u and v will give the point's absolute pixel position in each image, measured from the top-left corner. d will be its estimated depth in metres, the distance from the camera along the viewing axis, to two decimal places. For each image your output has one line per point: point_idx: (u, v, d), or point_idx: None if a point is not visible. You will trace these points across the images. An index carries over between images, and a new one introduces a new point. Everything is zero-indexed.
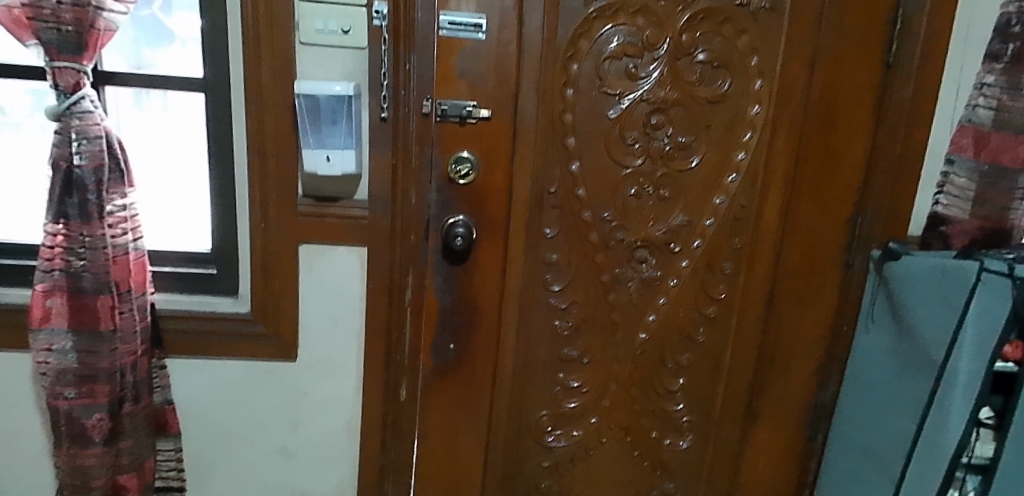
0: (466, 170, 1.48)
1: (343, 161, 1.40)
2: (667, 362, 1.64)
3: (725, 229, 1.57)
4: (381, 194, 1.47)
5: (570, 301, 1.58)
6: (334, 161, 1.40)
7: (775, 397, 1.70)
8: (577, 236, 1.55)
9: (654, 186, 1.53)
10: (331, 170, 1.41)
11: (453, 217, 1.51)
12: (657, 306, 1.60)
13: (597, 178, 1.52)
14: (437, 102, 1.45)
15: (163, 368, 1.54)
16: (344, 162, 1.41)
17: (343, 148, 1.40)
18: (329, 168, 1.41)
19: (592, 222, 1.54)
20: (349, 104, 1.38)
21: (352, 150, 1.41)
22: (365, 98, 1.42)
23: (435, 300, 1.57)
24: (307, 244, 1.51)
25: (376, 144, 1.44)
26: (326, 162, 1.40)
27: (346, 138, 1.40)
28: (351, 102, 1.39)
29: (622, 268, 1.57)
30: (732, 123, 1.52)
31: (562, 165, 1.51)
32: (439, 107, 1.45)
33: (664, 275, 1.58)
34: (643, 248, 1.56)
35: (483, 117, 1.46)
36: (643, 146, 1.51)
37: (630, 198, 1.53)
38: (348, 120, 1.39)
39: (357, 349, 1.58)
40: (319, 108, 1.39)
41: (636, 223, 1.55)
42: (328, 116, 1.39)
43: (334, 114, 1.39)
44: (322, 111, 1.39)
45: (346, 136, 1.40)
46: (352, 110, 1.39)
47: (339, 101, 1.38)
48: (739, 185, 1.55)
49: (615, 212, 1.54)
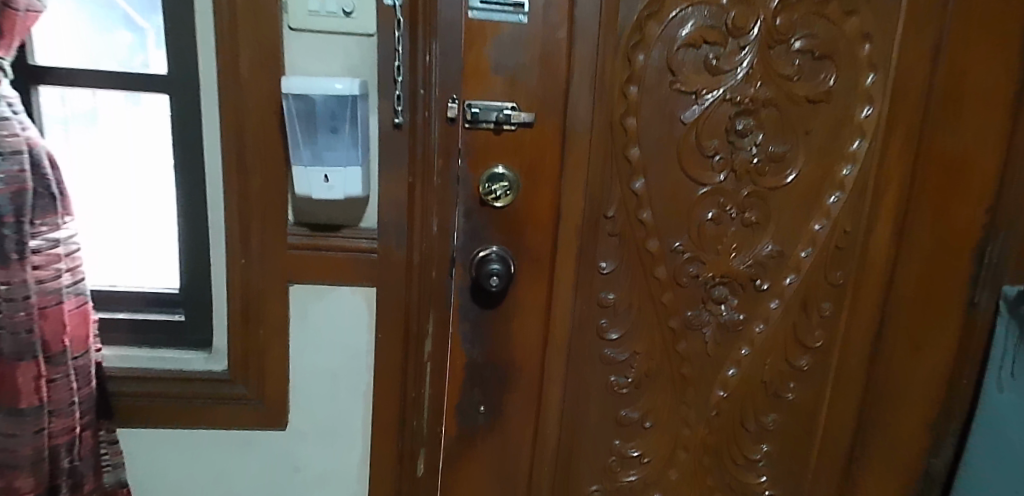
0: (502, 189, 1.16)
1: (345, 182, 1.08)
2: (748, 425, 1.32)
3: (824, 262, 1.25)
4: (393, 221, 1.15)
5: (631, 352, 1.26)
6: (335, 183, 1.08)
7: (880, 464, 1.37)
8: (640, 272, 1.22)
9: (739, 210, 1.21)
10: (332, 194, 1.09)
11: (485, 250, 1.19)
12: (738, 358, 1.28)
13: (667, 199, 1.20)
14: (466, 103, 1.13)
15: (114, 442, 1.23)
16: (349, 185, 1.08)
17: (347, 165, 1.08)
18: (328, 192, 1.08)
19: (660, 254, 1.22)
20: (353, 106, 1.06)
21: (357, 168, 1.08)
22: (374, 99, 1.10)
23: (462, 353, 1.25)
24: (301, 284, 1.19)
25: (388, 159, 1.12)
26: (324, 183, 1.08)
27: (350, 152, 1.07)
28: (355, 104, 1.07)
29: (694, 311, 1.25)
30: (835, 128, 1.20)
31: (623, 183, 1.19)
32: (467, 108, 1.13)
33: (748, 319, 1.26)
34: (724, 286, 1.24)
35: (525, 122, 1.14)
36: (726, 158, 1.19)
37: (709, 224, 1.21)
38: (353, 129, 1.07)
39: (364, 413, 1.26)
40: (315, 112, 1.06)
41: (714, 256, 1.22)
42: (325, 122, 1.06)
43: (334, 120, 1.06)
44: (319, 117, 1.06)
45: (349, 148, 1.07)
46: (357, 115, 1.07)
47: (340, 103, 1.06)
48: (842, 207, 1.23)
49: (689, 240, 1.22)
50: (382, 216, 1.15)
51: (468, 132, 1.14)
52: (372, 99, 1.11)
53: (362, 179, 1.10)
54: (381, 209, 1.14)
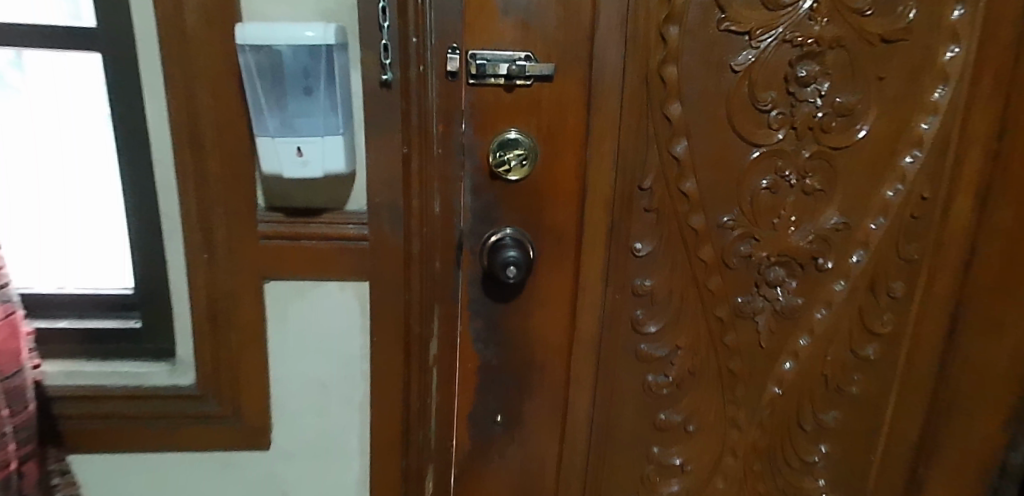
0: (517, 159, 0.95)
1: (324, 156, 0.88)
2: (805, 424, 1.14)
3: (897, 235, 1.05)
4: (388, 201, 0.95)
5: (672, 346, 1.07)
6: (309, 157, 0.87)
7: (954, 467, 1.19)
8: (682, 253, 1.03)
9: (800, 175, 1.01)
10: (307, 172, 0.88)
11: (498, 233, 0.99)
12: (796, 349, 1.09)
13: (713, 165, 1.00)
14: (470, 53, 0.92)
15: (66, 472, 1.04)
16: (327, 159, 0.88)
17: (324, 135, 0.87)
18: (303, 169, 0.88)
19: (705, 231, 1.02)
20: (328, 58, 0.85)
21: (338, 137, 0.87)
22: (354, 49, 0.89)
23: (474, 355, 1.06)
24: (276, 281, 0.99)
25: (375, 126, 0.91)
26: (297, 158, 0.87)
27: (327, 118, 0.86)
28: (330, 56, 0.85)
29: (745, 298, 1.06)
30: (916, 72, 0.98)
31: (662, 147, 0.99)
32: (472, 60, 0.92)
33: (808, 303, 1.07)
34: (781, 266, 1.05)
35: (543, 74, 0.93)
36: (785, 113, 0.98)
37: (763, 194, 1.01)
38: (330, 87, 0.86)
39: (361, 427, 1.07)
40: (280, 67, 0.85)
41: (771, 232, 1.03)
42: (295, 81, 0.85)
43: (307, 78, 0.85)
44: (286, 75, 0.85)
45: (325, 113, 0.86)
46: (334, 70, 0.86)
47: (312, 55, 0.84)
48: (920, 169, 1.03)
49: (740, 214, 1.02)
50: (370, 196, 0.94)
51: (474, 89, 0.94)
52: (351, 50, 0.89)
53: (344, 152, 0.89)
54: (369, 188, 0.94)
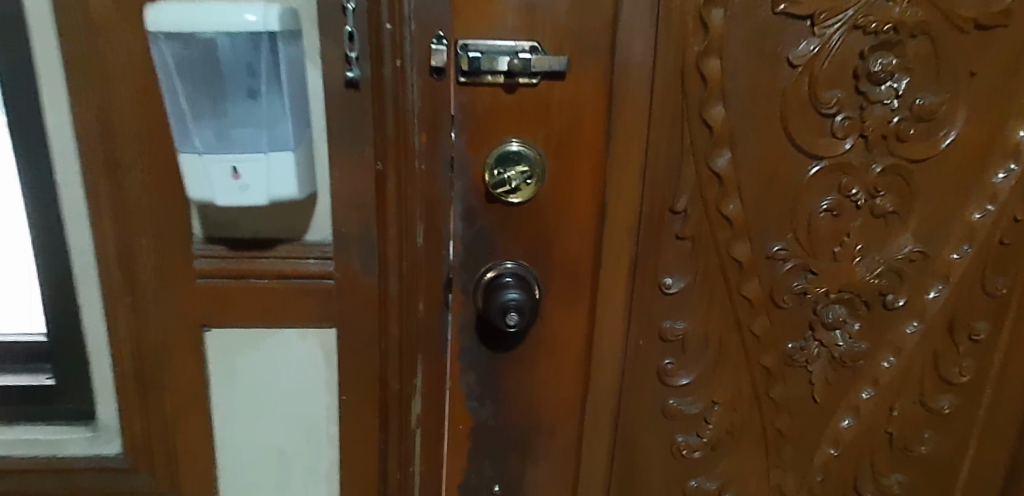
0: (520, 177, 0.76)
1: (269, 178, 0.67)
2: (864, 490, 0.96)
3: (984, 266, 0.87)
4: (359, 229, 0.76)
5: (708, 402, 0.88)
6: (248, 180, 0.67)
7: None
8: (722, 291, 0.84)
9: (868, 194, 0.82)
10: (246, 199, 0.67)
11: (495, 268, 0.80)
12: (857, 403, 0.90)
13: (763, 183, 0.80)
14: (460, 44, 0.71)
15: None
16: (273, 183, 0.68)
17: (268, 151, 0.67)
18: (242, 196, 0.67)
19: (752, 264, 0.83)
20: (276, 52, 0.65)
21: (290, 154, 0.68)
22: (308, 35, 0.70)
23: (467, 414, 0.87)
24: (219, 329, 0.79)
25: (338, 132, 0.73)
26: (234, 182, 0.67)
27: (274, 129, 0.67)
28: (277, 47, 0.65)
29: (798, 343, 0.87)
30: (1015, 66, 0.79)
31: (701, 161, 0.79)
32: (463, 53, 0.71)
33: (873, 349, 0.88)
34: (842, 305, 0.86)
35: (553, 70, 0.73)
36: (854, 118, 0.79)
37: (822, 217, 0.82)
38: (279, 89, 0.66)
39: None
40: (212, 62, 0.64)
41: (831, 263, 0.84)
42: (232, 81, 0.65)
43: (249, 78, 0.65)
44: (219, 73, 0.64)
45: (271, 122, 0.67)
46: (283, 67, 0.66)
47: (253, 47, 0.64)
48: (1015, 186, 0.84)
49: (795, 242, 0.83)
50: (335, 224, 0.76)
51: (467, 88, 0.74)
52: (308, 39, 0.70)
53: (297, 173, 0.69)
54: (334, 213, 0.76)
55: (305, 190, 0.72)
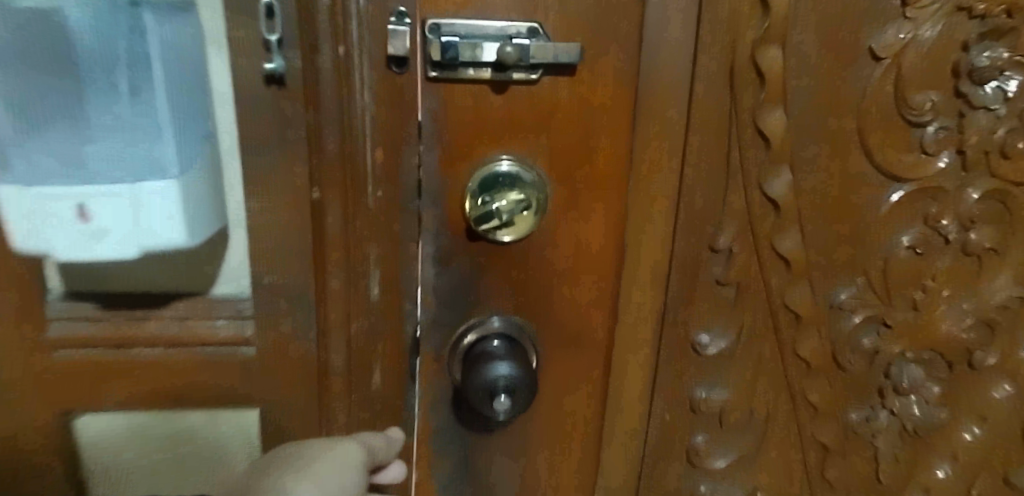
0: (513, 206, 0.54)
1: (121, 220, 0.52)
2: None
3: None
4: (292, 282, 0.56)
5: (746, 485, 0.70)
6: (101, 222, 0.52)
7: None
8: (771, 351, 0.65)
9: (961, 226, 0.63)
10: (106, 245, 0.53)
11: (472, 328, 0.59)
12: (929, 483, 0.72)
13: (831, 213, 0.61)
14: (429, 25, 0.50)
15: None
16: (144, 220, 0.53)
17: (133, 181, 0.51)
18: (97, 242, 0.53)
19: (812, 318, 0.64)
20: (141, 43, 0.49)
21: (154, 187, 0.52)
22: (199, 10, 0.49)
23: None
24: (95, 415, 0.58)
25: (253, 147, 0.52)
26: (80, 222, 0.52)
27: (141, 150, 0.51)
28: (137, 46, 0.49)
29: (862, 412, 0.68)
30: None
31: (754, 186, 0.59)
32: (433, 37, 0.50)
33: (953, 417, 0.70)
34: (919, 364, 0.67)
35: (557, 62, 0.51)
36: (949, 128, 0.60)
37: (903, 256, 0.63)
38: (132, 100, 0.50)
39: (387, 478, 0.60)
40: (43, 60, 0.49)
41: (909, 314, 0.65)
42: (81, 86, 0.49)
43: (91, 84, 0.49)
44: (56, 77, 0.49)
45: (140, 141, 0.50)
46: (157, 64, 0.50)
47: (111, 38, 0.49)
48: None
49: (866, 287, 0.64)
50: (257, 273, 0.56)
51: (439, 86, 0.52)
52: (190, 15, 0.49)
53: (178, 208, 0.53)
54: (257, 259, 0.55)
55: (204, 229, 0.55)
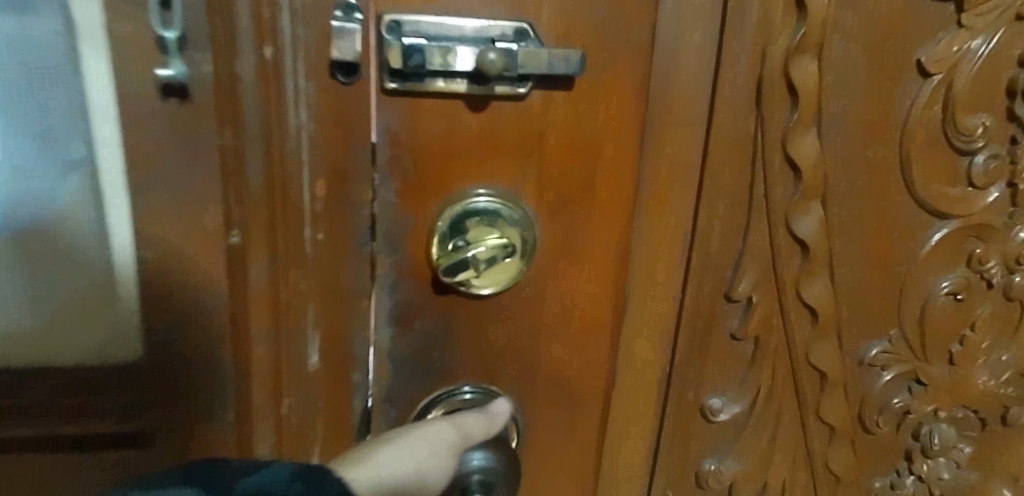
0: (494, 253, 0.42)
1: None
2: None
3: None
4: (205, 352, 0.44)
5: None
6: None
7: None
8: (792, 415, 0.55)
9: (1007, 269, 0.55)
10: None
11: (433, 401, 0.47)
12: None
13: (864, 256, 0.52)
14: (384, 23, 0.38)
15: None
16: None
17: None
18: None
19: (839, 377, 0.54)
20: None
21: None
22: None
23: None
24: None
25: (150, 179, 0.40)
26: None
27: None
28: None
29: (887, 478, 0.60)
30: None
31: (781, 225, 0.49)
32: (390, 41, 0.38)
33: (982, 478, 0.62)
34: (952, 423, 0.59)
35: (552, 72, 0.40)
36: (1000, 158, 0.51)
37: (941, 304, 0.55)
38: None
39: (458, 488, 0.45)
40: None
41: (944, 369, 0.57)
42: None
43: None
44: None
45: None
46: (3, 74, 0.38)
47: None
48: None
49: (900, 340, 0.55)
50: (162, 339, 0.43)
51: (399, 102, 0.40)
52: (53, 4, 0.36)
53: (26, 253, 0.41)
54: (160, 322, 0.43)
55: (71, 286, 0.42)
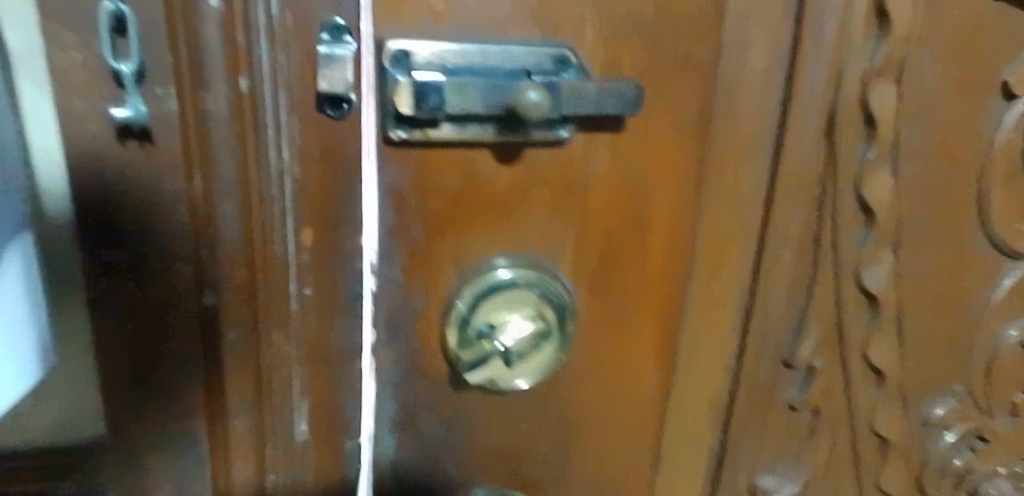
0: (525, 342, 0.37)
1: None
2: None
3: None
4: (175, 425, 0.38)
5: None
6: None
7: None
8: (845, 477, 0.50)
9: None
10: None
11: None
12: None
13: (933, 305, 0.46)
14: (388, 59, 0.32)
15: None
16: None
17: None
18: None
19: (898, 437, 0.49)
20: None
21: None
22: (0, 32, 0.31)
23: None
24: None
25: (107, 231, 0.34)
26: None
27: None
28: None
29: None
30: None
31: (847, 271, 0.43)
32: (396, 81, 0.32)
33: None
34: (1012, 479, 0.53)
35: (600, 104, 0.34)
36: None
37: (1011, 356, 0.49)
38: None
39: None
40: None
41: (1010, 425, 0.51)
42: None
43: None
44: None
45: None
46: None
47: None
48: None
49: (965, 395, 0.49)
50: (123, 409, 0.37)
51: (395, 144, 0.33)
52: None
53: None
54: (119, 392, 0.37)
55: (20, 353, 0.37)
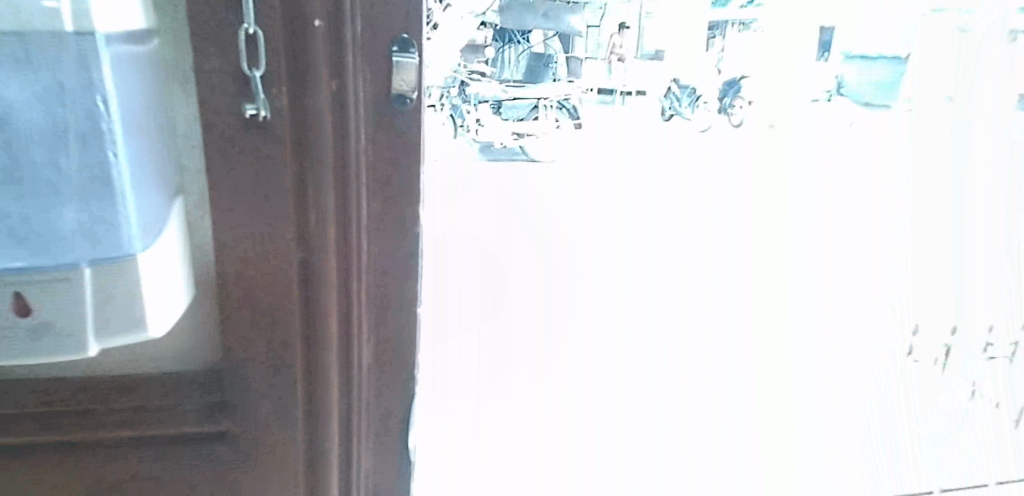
0: None
1: (66, 313, 0.39)
2: None
3: None
4: (279, 367, 0.46)
5: None
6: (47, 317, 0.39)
7: None
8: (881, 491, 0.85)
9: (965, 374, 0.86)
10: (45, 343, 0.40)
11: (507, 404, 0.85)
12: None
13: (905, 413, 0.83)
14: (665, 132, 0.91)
15: None
16: (94, 309, 0.39)
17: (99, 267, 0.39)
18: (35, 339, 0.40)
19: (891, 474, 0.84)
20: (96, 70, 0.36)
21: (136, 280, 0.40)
22: (158, 46, 0.40)
23: None
24: None
25: (238, 205, 0.42)
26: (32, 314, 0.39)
27: (116, 234, 0.39)
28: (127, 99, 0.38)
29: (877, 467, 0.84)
30: None
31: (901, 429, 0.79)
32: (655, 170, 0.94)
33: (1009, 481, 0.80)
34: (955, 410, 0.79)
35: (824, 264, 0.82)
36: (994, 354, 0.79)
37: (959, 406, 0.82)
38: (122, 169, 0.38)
39: None
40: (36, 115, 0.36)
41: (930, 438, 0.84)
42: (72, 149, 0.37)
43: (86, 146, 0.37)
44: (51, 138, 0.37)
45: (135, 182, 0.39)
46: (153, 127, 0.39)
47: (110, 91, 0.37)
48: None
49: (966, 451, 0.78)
50: (241, 350, 0.45)
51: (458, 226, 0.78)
52: (148, 41, 0.39)
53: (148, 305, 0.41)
54: (239, 334, 0.45)
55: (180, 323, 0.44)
